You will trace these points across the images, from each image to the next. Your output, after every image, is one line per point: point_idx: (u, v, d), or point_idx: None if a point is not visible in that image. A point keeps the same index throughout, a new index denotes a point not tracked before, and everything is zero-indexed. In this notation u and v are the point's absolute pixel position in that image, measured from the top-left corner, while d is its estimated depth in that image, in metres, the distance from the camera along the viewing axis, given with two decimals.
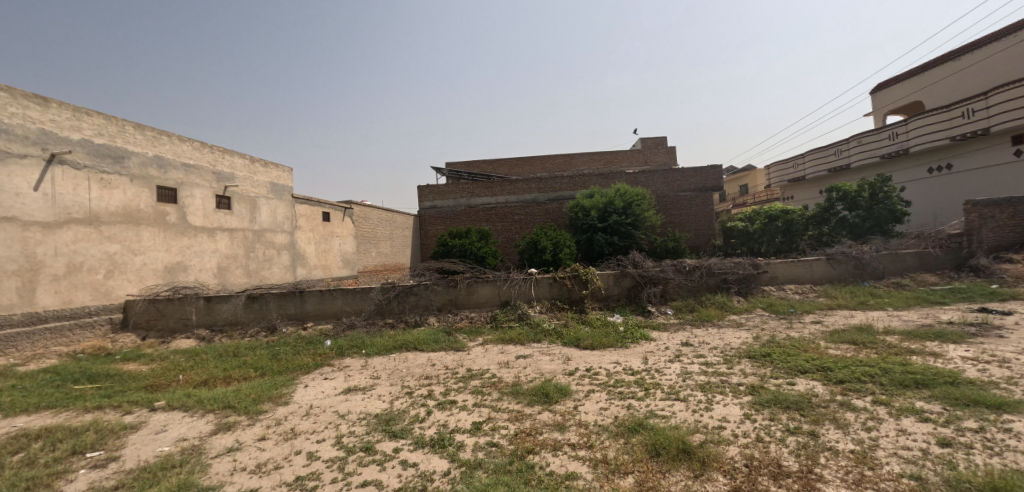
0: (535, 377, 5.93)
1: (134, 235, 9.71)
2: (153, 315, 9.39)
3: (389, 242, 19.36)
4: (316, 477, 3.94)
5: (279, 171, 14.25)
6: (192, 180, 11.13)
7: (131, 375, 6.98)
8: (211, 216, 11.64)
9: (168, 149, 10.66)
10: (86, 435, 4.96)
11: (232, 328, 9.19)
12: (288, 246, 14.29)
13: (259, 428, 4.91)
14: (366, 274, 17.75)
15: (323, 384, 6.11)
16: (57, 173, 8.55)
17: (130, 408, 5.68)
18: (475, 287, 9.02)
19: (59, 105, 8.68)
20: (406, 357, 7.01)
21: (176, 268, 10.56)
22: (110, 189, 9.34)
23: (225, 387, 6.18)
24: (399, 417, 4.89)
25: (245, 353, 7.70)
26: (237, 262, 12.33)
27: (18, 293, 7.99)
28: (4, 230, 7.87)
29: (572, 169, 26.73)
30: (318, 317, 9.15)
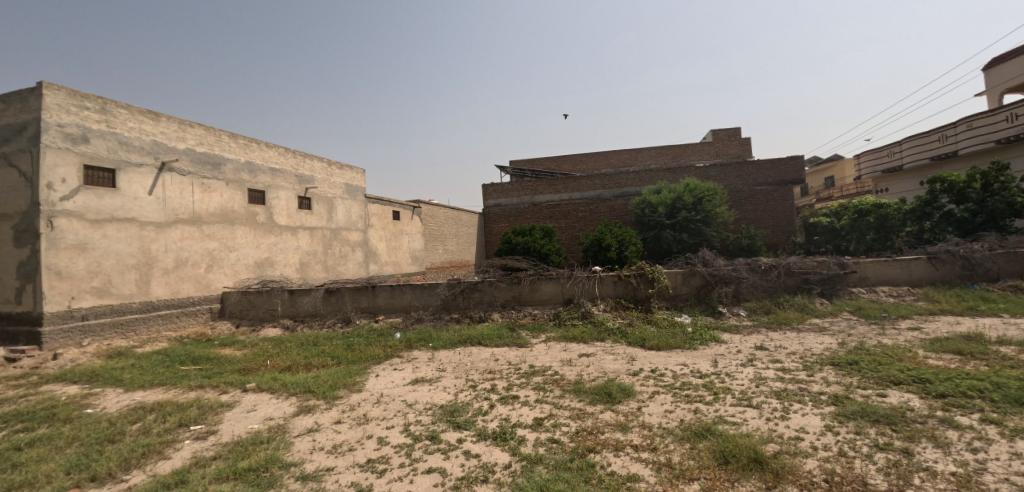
0: (598, 375, 5.88)
1: (229, 233, 10.91)
2: (247, 306, 10.35)
3: (455, 239, 20.17)
4: (385, 461, 4.12)
5: (353, 173, 15.11)
6: (277, 183, 12.22)
7: (227, 359, 7.78)
8: (294, 215, 12.71)
9: (257, 155, 11.75)
10: (189, 410, 5.61)
11: (313, 319, 9.90)
12: (362, 243, 15.22)
13: (335, 412, 5.28)
14: (433, 270, 18.62)
15: (393, 373, 6.45)
16: (167, 179, 9.69)
17: (226, 388, 6.35)
18: (538, 284, 9.06)
19: (167, 119, 9.82)
20: (471, 351, 7.22)
21: (264, 264, 11.74)
22: (211, 193, 10.56)
23: (305, 372, 6.73)
24: (464, 408, 5.05)
25: (323, 342, 8.31)
26: (316, 258, 13.35)
27: (138, 283, 9.12)
28: (127, 229, 8.99)
29: (637, 164, 26.03)
30: (389, 311, 9.64)
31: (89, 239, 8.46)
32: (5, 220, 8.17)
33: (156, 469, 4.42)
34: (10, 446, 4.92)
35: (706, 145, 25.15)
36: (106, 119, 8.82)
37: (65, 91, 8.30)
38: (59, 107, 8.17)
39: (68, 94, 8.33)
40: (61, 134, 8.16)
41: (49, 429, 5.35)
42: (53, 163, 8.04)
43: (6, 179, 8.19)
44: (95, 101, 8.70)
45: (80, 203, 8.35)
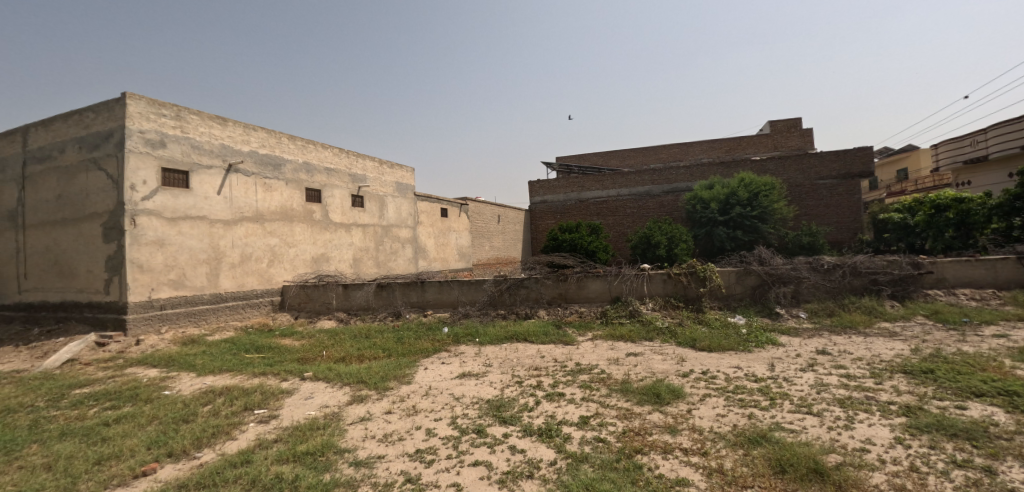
0: (647, 375, 5.76)
1: (289, 230, 11.50)
2: (304, 298, 10.87)
3: (501, 236, 20.58)
4: (433, 452, 4.22)
5: (403, 171, 15.45)
6: (332, 182, 12.72)
7: (287, 348, 8.21)
8: (347, 213, 13.20)
9: (314, 156, 12.29)
10: (254, 395, 5.98)
11: (365, 312, 10.26)
12: (412, 240, 15.62)
13: (386, 402, 5.47)
14: (480, 267, 19.10)
15: (441, 367, 6.59)
16: (233, 179, 10.32)
17: (286, 376, 6.71)
18: (585, 282, 8.98)
19: (233, 123, 10.44)
20: (517, 347, 7.25)
21: (320, 259, 12.29)
22: (272, 192, 11.15)
23: (358, 363, 7.00)
24: (510, 404, 5.09)
25: (375, 335, 8.60)
26: (369, 253, 13.82)
27: (208, 276, 9.78)
28: (198, 226, 9.65)
29: (689, 159, 25.21)
30: (437, 306, 9.85)
31: (166, 235, 9.13)
32: (96, 217, 8.96)
33: (224, 448, 4.73)
34: (100, 422, 5.43)
35: (763, 137, 23.94)
36: (180, 124, 9.48)
37: (146, 99, 8.97)
38: (141, 115, 8.86)
39: (148, 103, 9.00)
40: (141, 140, 8.84)
41: (133, 407, 5.86)
42: (136, 166, 8.72)
43: (97, 181, 8.98)
44: (171, 109, 9.38)
45: (158, 202, 9.03)
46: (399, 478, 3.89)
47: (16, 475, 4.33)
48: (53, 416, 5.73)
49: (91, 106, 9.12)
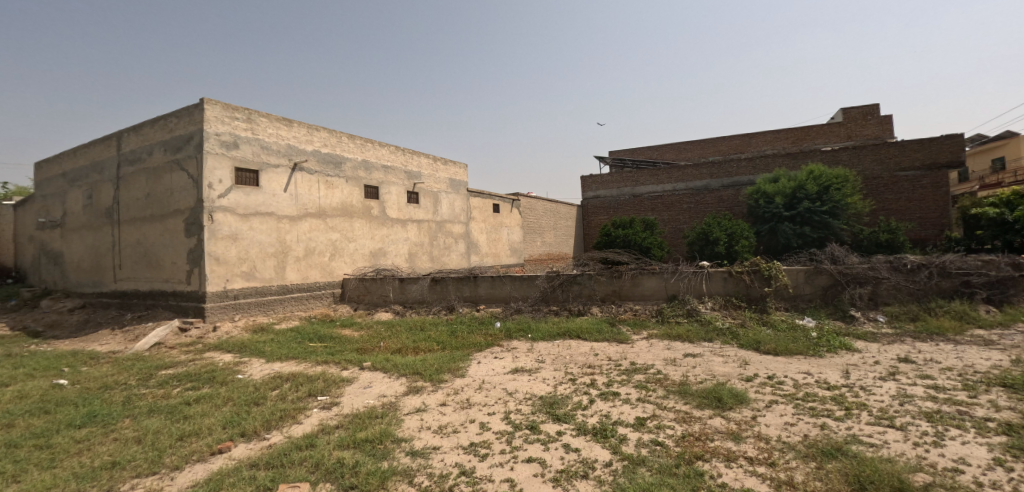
0: (707, 378, 5.54)
1: (348, 225, 11.95)
2: (363, 291, 11.28)
3: (553, 232, 20.52)
4: (487, 446, 4.27)
5: (456, 167, 15.65)
6: (389, 179, 13.10)
7: (347, 338, 8.56)
8: (403, 209, 13.55)
9: (372, 154, 12.69)
10: (317, 382, 6.28)
11: (420, 306, 10.51)
12: (464, 235, 15.86)
13: (441, 394, 5.58)
14: (532, 262, 19.14)
15: (494, 361, 6.65)
16: (298, 177, 10.84)
17: (346, 365, 7.00)
18: (640, 279, 8.77)
19: (298, 124, 10.96)
20: (570, 344, 7.19)
21: (378, 254, 12.70)
22: (334, 189, 11.62)
23: (414, 355, 7.18)
24: (563, 401, 5.05)
25: (429, 328, 8.80)
26: (423, 248, 14.16)
27: (276, 268, 10.35)
28: (267, 222, 10.22)
29: (751, 151, 24.02)
30: (489, 300, 9.94)
31: (239, 229, 9.74)
32: (179, 214, 9.69)
33: (290, 431, 4.99)
34: (182, 401, 5.88)
35: (834, 126, 22.38)
36: (251, 126, 10.06)
37: (221, 104, 9.57)
38: (217, 118, 9.46)
39: (223, 107, 9.60)
40: (217, 142, 9.45)
41: (210, 389, 6.31)
42: (212, 166, 9.34)
43: (179, 181, 9.70)
44: (243, 112, 9.97)
45: (231, 199, 9.64)
46: (454, 470, 3.96)
47: (112, 446, 4.76)
48: (142, 394, 6.27)
49: (174, 111, 9.85)
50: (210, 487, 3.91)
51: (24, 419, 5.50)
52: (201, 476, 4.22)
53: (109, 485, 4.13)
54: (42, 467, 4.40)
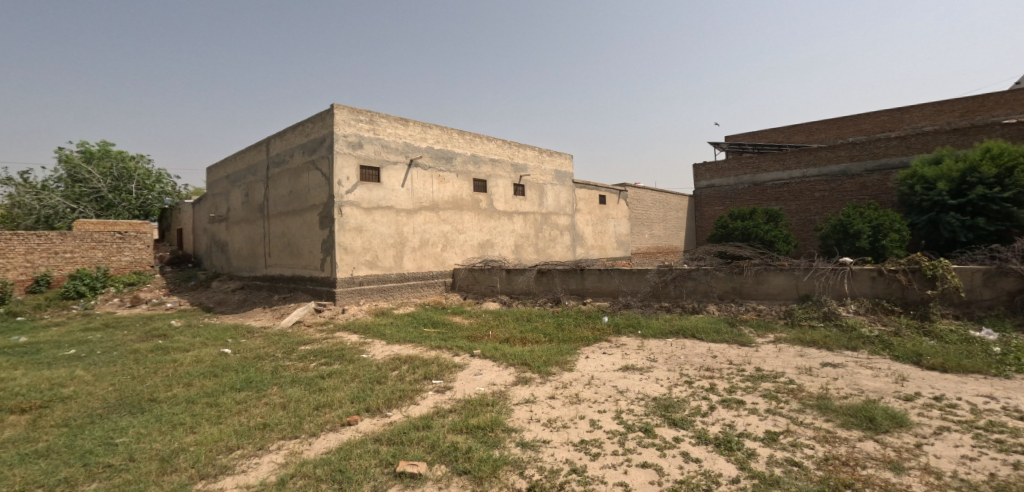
0: (852, 394, 4.91)
1: (459, 218, 12.45)
2: (473, 281, 11.71)
3: (662, 224, 19.66)
4: (598, 445, 4.19)
5: (562, 158, 15.52)
6: (497, 173, 13.39)
7: (458, 326, 8.95)
8: (510, 201, 13.79)
9: (481, 148, 13.05)
10: (432, 366, 6.64)
11: (526, 297, 10.65)
12: (570, 227, 15.76)
13: (549, 387, 5.59)
14: (639, 256, 18.55)
15: (602, 357, 6.52)
16: (414, 173, 11.49)
17: (458, 351, 7.31)
18: (765, 276, 8.05)
19: (413, 123, 11.59)
20: (684, 344, 6.81)
21: (486, 245, 13.09)
22: (446, 183, 12.15)
23: (522, 346, 7.29)
24: (680, 405, 4.80)
25: (536, 319, 8.89)
26: (529, 240, 14.32)
27: (395, 258, 11.12)
28: (387, 215, 11.00)
29: (902, 129, 20.83)
30: (597, 294, 9.78)
31: (364, 222, 10.58)
32: (314, 208, 10.80)
33: (409, 411, 5.32)
34: (318, 375, 6.56)
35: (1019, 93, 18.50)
36: (373, 128, 10.85)
37: (348, 108, 10.43)
38: (345, 122, 10.34)
39: (349, 111, 10.44)
40: (345, 143, 10.32)
41: (340, 366, 6.96)
42: (341, 165, 10.23)
43: (314, 179, 10.79)
44: (366, 115, 10.77)
45: (357, 195, 10.49)
46: (565, 467, 3.94)
47: (264, 409, 5.44)
48: (286, 366, 7.10)
49: (310, 117, 10.95)
50: (341, 455, 4.29)
51: (199, 380, 6.50)
52: (333, 445, 4.65)
53: (264, 441, 4.71)
54: (212, 421, 5.16)
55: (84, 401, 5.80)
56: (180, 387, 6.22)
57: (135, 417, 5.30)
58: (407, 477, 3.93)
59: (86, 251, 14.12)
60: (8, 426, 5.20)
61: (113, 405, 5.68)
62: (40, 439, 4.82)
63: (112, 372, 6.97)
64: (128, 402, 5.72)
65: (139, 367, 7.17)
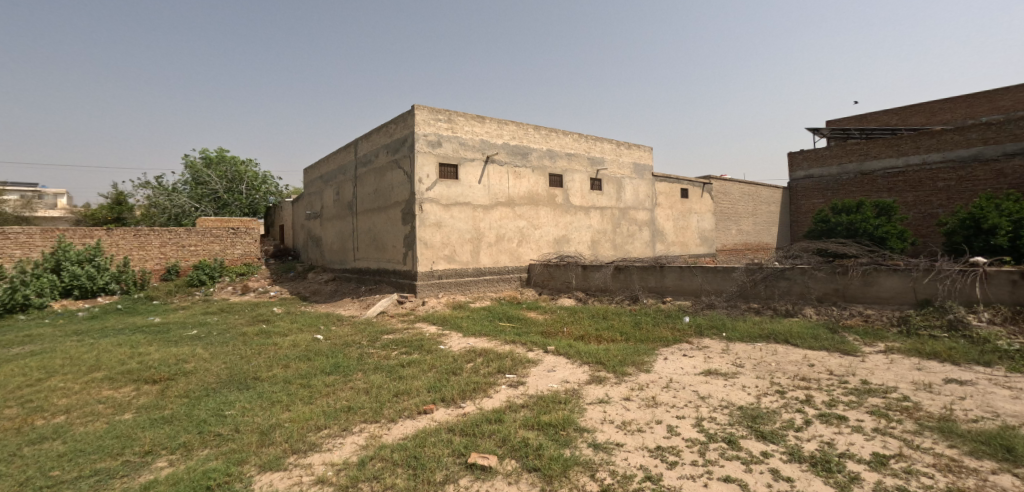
0: (984, 417, 4.22)
1: (535, 213, 12.41)
2: (548, 276, 11.63)
3: (751, 218, 18.39)
4: (676, 453, 3.94)
5: (641, 151, 14.96)
6: (573, 167, 13.18)
7: (533, 321, 8.92)
8: (587, 196, 13.52)
9: (557, 143, 12.90)
10: (505, 360, 6.65)
11: (602, 294, 10.38)
12: (650, 222, 15.16)
13: (624, 388, 5.37)
14: (725, 253, 17.50)
15: (682, 360, 6.16)
16: (491, 169, 11.61)
17: (531, 347, 7.27)
18: (875, 277, 7.20)
19: (490, 120, 11.70)
20: (776, 349, 6.26)
21: (562, 240, 12.95)
22: (522, 179, 12.16)
23: (597, 344, 7.09)
24: (769, 417, 4.40)
25: (612, 317, 8.64)
26: (606, 236, 13.98)
27: (472, 253, 11.32)
28: (465, 211, 11.21)
29: None
30: (678, 293, 9.31)
31: (442, 218, 10.87)
32: (397, 205, 11.27)
33: (482, 403, 5.35)
34: (398, 363, 6.82)
35: None
36: (451, 126, 11.09)
37: (428, 108, 10.73)
38: (425, 121, 10.65)
39: (429, 111, 10.74)
40: (425, 141, 10.65)
41: (419, 355, 7.18)
42: (422, 163, 10.57)
43: (397, 177, 11.26)
44: (445, 114, 11.02)
45: (437, 191, 10.79)
46: (639, 473, 3.74)
47: (349, 393, 5.73)
48: (370, 353, 7.45)
49: (393, 118, 11.42)
50: (416, 442, 4.38)
51: (294, 362, 7.00)
52: (410, 432, 4.77)
53: (353, 423, 4.93)
54: (304, 401, 5.50)
55: (201, 376, 6.45)
56: (278, 368, 6.74)
57: (241, 392, 5.80)
58: (478, 469, 3.93)
59: (206, 244, 15.68)
60: (142, 394, 5.91)
61: (224, 381, 6.26)
62: (165, 407, 5.42)
63: (223, 352, 7.71)
64: (236, 379, 6.28)
65: (246, 348, 7.87)
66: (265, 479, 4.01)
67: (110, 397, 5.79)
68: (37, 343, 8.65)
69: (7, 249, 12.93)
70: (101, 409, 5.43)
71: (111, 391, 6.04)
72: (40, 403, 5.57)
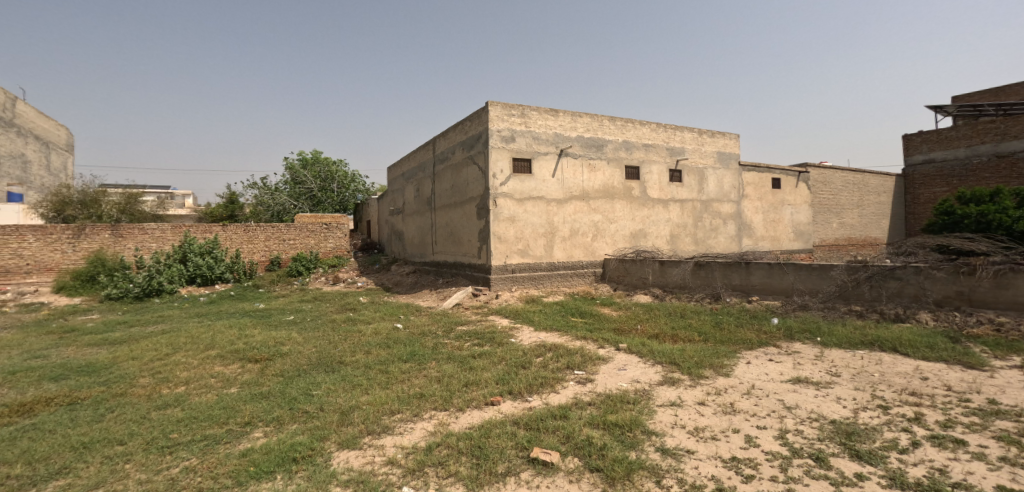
0: None
1: (610, 206, 12.04)
2: (623, 272, 11.23)
3: (857, 210, 16.60)
4: (753, 466, 3.56)
5: (726, 139, 13.98)
6: (650, 158, 12.61)
7: (605, 317, 8.63)
8: (665, 188, 12.89)
9: (633, 133, 12.40)
10: (575, 356, 6.46)
11: (681, 291, 9.82)
12: (736, 215, 14.15)
13: (699, 392, 4.98)
14: (824, 248, 15.96)
15: (767, 365, 5.62)
16: (564, 162, 11.40)
17: (603, 343, 7.02)
18: (1011, 278, 6.11)
19: (563, 112, 11.48)
20: (880, 358, 5.51)
21: (638, 235, 12.45)
22: (596, 172, 11.83)
23: (672, 343, 6.68)
24: (868, 435, 3.85)
25: (691, 316, 8.12)
26: (686, 230, 13.24)
27: (545, 247, 11.20)
28: (538, 205, 11.12)
29: None
30: (765, 293, 8.57)
31: (516, 212, 10.86)
32: (472, 200, 11.42)
33: (549, 398, 5.22)
34: (469, 354, 6.88)
35: None
36: (524, 121, 11.03)
37: (501, 103, 10.74)
38: (498, 117, 10.68)
39: (503, 106, 10.75)
40: (499, 137, 10.69)
41: (490, 347, 7.20)
42: (496, 158, 10.63)
43: (472, 173, 11.41)
44: (518, 108, 10.97)
45: (510, 186, 10.80)
46: (709, 484, 3.43)
47: (422, 381, 5.84)
48: (444, 343, 7.60)
49: (468, 115, 11.59)
50: (481, 432, 4.33)
51: (375, 349, 7.31)
52: (476, 421, 4.73)
53: (426, 409, 5.00)
54: (382, 386, 5.68)
55: (295, 358, 6.91)
56: (361, 354, 7.06)
57: (327, 375, 6.12)
58: (540, 464, 3.80)
59: (303, 238, 16.74)
60: (246, 371, 6.44)
61: (314, 363, 6.67)
62: (264, 384, 5.85)
63: (315, 336, 8.23)
64: (324, 362, 6.66)
65: (335, 334, 8.35)
66: (342, 456, 4.11)
67: (221, 372, 6.37)
68: (166, 322, 9.81)
69: (146, 242, 14.74)
70: (213, 382, 5.99)
71: (222, 367, 6.66)
72: (166, 374, 6.24)
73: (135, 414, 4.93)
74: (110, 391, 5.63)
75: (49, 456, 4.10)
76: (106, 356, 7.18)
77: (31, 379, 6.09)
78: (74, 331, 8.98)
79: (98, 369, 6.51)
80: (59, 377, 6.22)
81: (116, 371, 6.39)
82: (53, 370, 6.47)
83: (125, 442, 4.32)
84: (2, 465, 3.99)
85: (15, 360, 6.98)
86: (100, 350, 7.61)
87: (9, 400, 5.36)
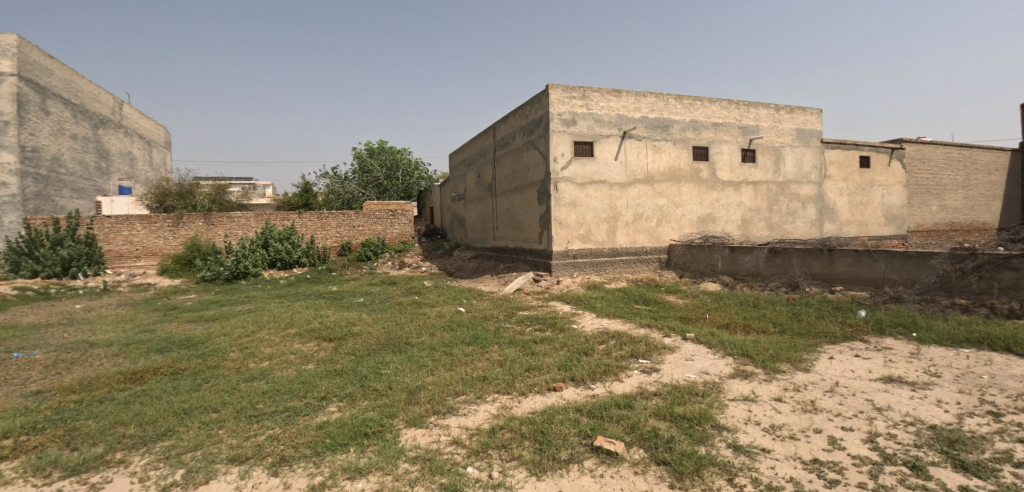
0: None
1: (677, 190, 11.58)
2: (689, 258, 10.81)
3: (961, 191, 14.93)
4: (838, 471, 3.32)
5: (807, 115, 12.96)
6: (721, 137, 11.95)
7: (671, 305, 8.35)
8: (737, 170, 12.19)
9: (702, 112, 11.78)
10: (639, 345, 6.30)
11: (754, 279, 9.37)
12: (816, 197, 13.16)
13: (777, 387, 4.70)
14: (919, 234, 14.55)
15: (854, 361, 5.20)
16: (628, 145, 11.07)
17: (669, 332, 6.79)
18: None
19: (626, 93, 11.11)
20: (990, 359, 4.95)
21: (707, 219, 11.91)
22: (661, 154, 11.38)
23: (745, 335, 6.34)
24: (976, 443, 3.47)
25: (765, 306, 7.67)
26: (760, 214, 12.49)
27: (608, 233, 10.98)
28: (601, 189, 10.89)
29: None
30: (852, 283, 7.96)
31: (578, 197, 10.69)
32: (533, 185, 11.36)
33: (613, 387, 5.10)
34: (531, 339, 6.89)
35: None
36: (586, 103, 10.77)
37: (562, 86, 10.54)
38: (559, 100, 10.52)
39: (563, 88, 10.55)
40: (559, 120, 10.53)
41: (551, 333, 7.18)
42: (557, 142, 10.51)
43: (533, 157, 11.32)
44: (579, 90, 10.73)
45: (572, 170, 10.64)
46: (787, 486, 3.24)
47: (485, 364, 5.92)
48: (506, 328, 7.66)
49: (529, 100, 11.47)
50: (544, 418, 4.33)
51: (439, 331, 7.50)
52: (540, 406, 4.73)
53: (485, 391, 5.09)
54: (447, 368, 5.82)
55: (365, 338, 7.24)
56: (426, 336, 7.29)
57: (395, 355, 6.37)
58: (603, 453, 3.74)
59: (370, 225, 17.34)
60: (321, 349, 6.83)
61: (383, 343, 6.95)
62: (338, 362, 6.17)
63: (383, 318, 8.60)
64: (392, 343, 6.94)
65: (402, 316, 8.65)
66: (410, 433, 4.26)
67: (299, 350, 6.79)
68: (251, 303, 10.58)
69: (233, 229, 15.90)
70: (293, 358, 6.40)
71: (301, 345, 7.10)
72: (252, 350, 6.75)
73: (226, 384, 5.37)
74: (205, 364, 6.16)
75: (155, 420, 4.54)
76: (203, 332, 7.87)
77: (142, 350, 6.80)
78: (176, 309, 9.95)
79: (196, 343, 7.15)
80: (163, 349, 6.89)
81: (211, 345, 7.00)
82: (158, 343, 7.18)
83: (219, 410, 4.72)
84: (119, 425, 4.47)
85: (128, 333, 7.83)
86: (197, 326, 8.36)
87: (124, 368, 6.00)
